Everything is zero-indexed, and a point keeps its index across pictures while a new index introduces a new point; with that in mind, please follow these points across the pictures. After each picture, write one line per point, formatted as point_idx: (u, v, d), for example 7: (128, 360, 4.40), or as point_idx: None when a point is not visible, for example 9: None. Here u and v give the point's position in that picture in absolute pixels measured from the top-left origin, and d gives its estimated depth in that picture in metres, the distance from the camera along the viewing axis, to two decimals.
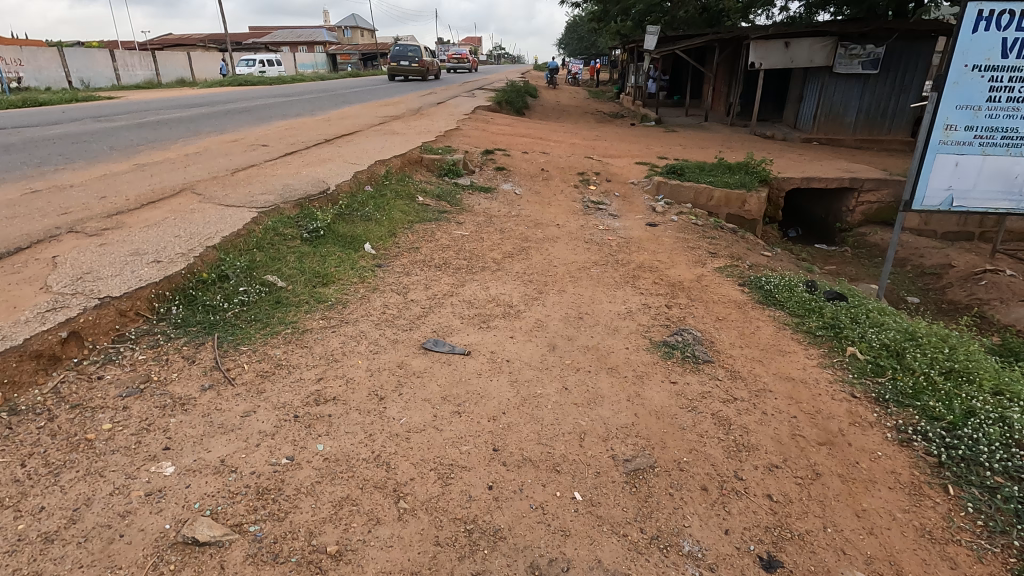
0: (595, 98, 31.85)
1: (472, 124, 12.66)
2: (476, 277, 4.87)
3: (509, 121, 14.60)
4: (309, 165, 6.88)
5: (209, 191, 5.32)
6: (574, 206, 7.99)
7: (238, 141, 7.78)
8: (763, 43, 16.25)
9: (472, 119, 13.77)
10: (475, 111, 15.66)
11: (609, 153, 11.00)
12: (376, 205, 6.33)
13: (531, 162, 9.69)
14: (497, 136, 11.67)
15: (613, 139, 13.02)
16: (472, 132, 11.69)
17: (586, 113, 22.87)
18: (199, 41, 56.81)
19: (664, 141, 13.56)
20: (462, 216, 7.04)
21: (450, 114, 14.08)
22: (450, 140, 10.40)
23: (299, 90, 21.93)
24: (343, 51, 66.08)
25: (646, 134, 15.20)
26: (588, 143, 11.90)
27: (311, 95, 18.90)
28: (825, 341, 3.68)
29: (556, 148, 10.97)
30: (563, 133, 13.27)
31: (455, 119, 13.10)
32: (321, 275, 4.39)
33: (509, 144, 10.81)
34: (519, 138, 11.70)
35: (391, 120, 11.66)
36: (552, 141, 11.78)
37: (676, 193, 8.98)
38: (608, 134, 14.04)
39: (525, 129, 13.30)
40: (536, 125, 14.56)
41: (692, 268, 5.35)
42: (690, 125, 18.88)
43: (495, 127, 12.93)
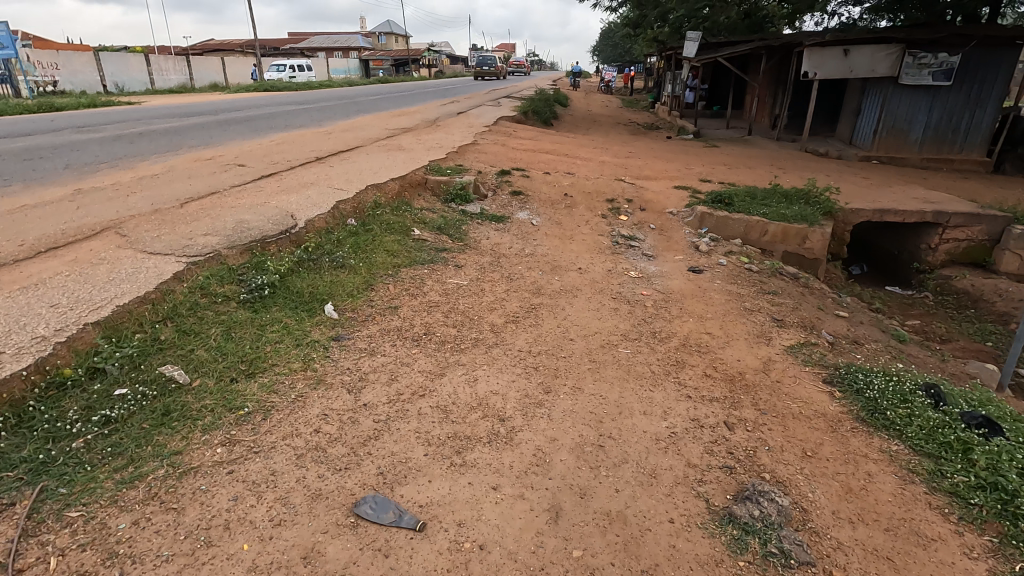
0: (630, 107, 30.44)
1: (490, 139, 11.48)
2: (464, 360, 3.65)
3: (532, 134, 13.40)
4: (283, 191, 5.79)
5: (138, 232, 4.25)
6: (599, 243, 6.73)
7: (211, 160, 6.75)
8: (817, 51, 14.68)
9: (492, 132, 12.58)
10: (498, 122, 14.51)
11: (643, 175, 9.66)
12: (356, 246, 5.18)
13: (552, 185, 8.46)
14: (517, 152, 10.46)
15: (648, 157, 11.65)
16: (489, 148, 10.51)
17: (618, 125, 21.52)
18: (235, 46, 57.33)
19: (706, 159, 12.11)
20: (463, 256, 5.86)
21: (469, 126, 12.95)
22: (462, 158, 9.25)
23: (319, 97, 21.10)
24: (376, 57, 66.01)
25: (685, 150, 13.76)
26: (619, 162, 10.58)
27: (329, 102, 18.03)
28: (991, 523, 2.35)
29: (583, 168, 9.70)
30: (592, 149, 11.99)
31: (473, 132, 11.95)
32: (247, 361, 3.24)
33: (529, 163, 9.60)
34: (542, 155, 10.46)
35: (400, 133, 10.56)
36: (578, 159, 10.51)
37: (723, 227, 7.62)
38: (641, 150, 12.68)
39: (550, 143, 12.05)
40: (563, 138, 13.29)
41: (754, 350, 4.00)
42: (732, 139, 17.36)
43: (515, 142, 11.73)
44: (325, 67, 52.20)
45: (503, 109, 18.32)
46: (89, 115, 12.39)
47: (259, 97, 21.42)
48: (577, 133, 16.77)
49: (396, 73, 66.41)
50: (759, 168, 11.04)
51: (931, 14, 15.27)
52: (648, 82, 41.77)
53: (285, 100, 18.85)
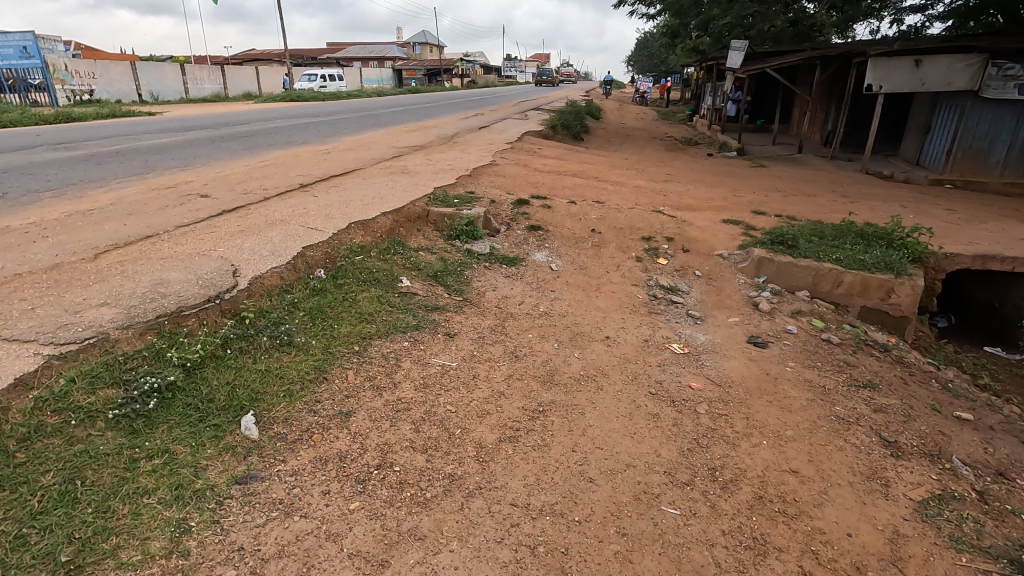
0: (667, 119, 28.92)
1: (511, 159, 10.31)
2: (422, 529, 2.40)
3: (560, 152, 12.16)
4: (240, 234, 4.71)
5: (10, 303, 3.19)
6: (632, 298, 5.45)
7: (171, 189, 5.74)
8: (885, 61, 13.08)
9: (515, 150, 11.39)
10: (523, 138, 13.32)
11: (684, 204, 8.32)
12: (315, 313, 4.01)
13: (578, 217, 7.21)
14: (539, 175, 9.25)
15: (689, 180, 10.28)
16: (509, 170, 9.34)
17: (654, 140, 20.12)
18: (273, 56, 57.90)
19: (756, 183, 10.64)
20: (461, 318, 4.66)
21: (490, 143, 11.79)
22: (475, 182, 8.10)
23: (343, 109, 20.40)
24: (410, 67, 65.89)
25: (731, 170, 12.32)
26: (656, 188, 9.25)
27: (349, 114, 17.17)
28: None
29: (614, 196, 8.42)
30: (626, 170, 10.68)
31: (493, 151, 10.77)
32: (75, 544, 2.08)
33: (553, 189, 8.38)
34: (568, 178, 9.23)
35: (410, 152, 9.47)
36: (609, 183, 9.22)
37: (786, 275, 6.22)
38: (682, 171, 11.28)
39: (578, 164, 10.79)
40: (593, 157, 12.01)
41: (867, 512, 2.64)
42: (781, 158, 15.79)
43: (539, 162, 10.52)
44: (359, 77, 52.27)
45: (530, 123, 17.16)
46: (92, 129, 11.80)
47: (282, 107, 20.84)
48: (609, 150, 15.48)
49: (428, 83, 66.23)
50: (820, 196, 9.53)
51: (1016, 22, 13.45)
52: (686, 94, 40.09)
53: (305, 112, 18.13)
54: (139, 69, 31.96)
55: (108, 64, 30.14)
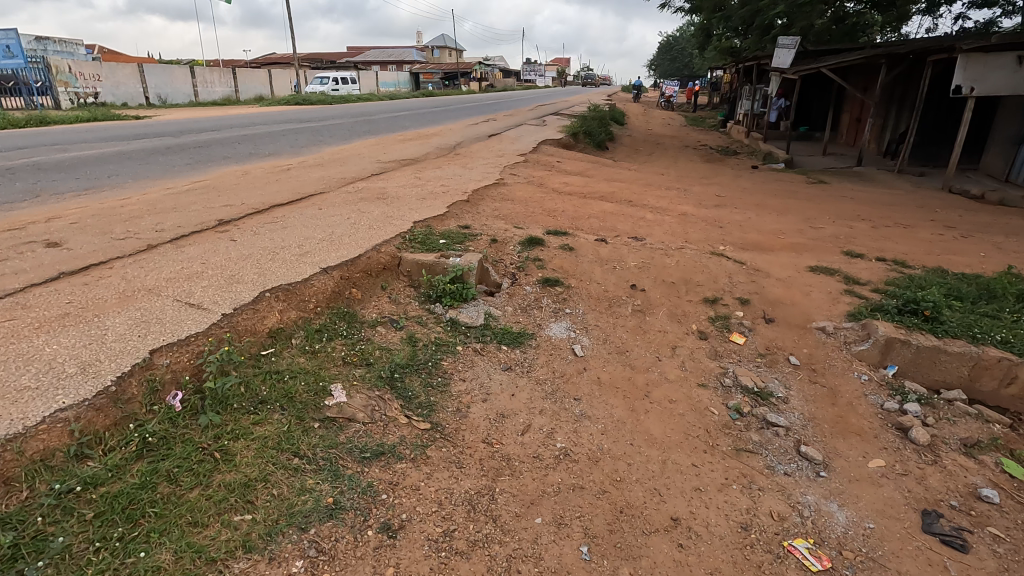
0: (697, 126, 26.84)
1: (522, 177, 8.34)
2: None
3: (582, 165, 10.14)
4: (54, 326, 2.84)
5: None
6: (701, 417, 3.44)
7: (13, 234, 3.91)
8: (979, 58, 10.80)
9: (527, 164, 9.42)
10: (539, 148, 11.38)
11: (749, 243, 6.28)
12: (113, 512, 2.08)
13: (609, 265, 5.21)
14: (558, 200, 7.27)
15: (745, 203, 8.20)
16: (519, 192, 7.37)
17: (687, 149, 18.03)
18: (290, 60, 56.70)
19: (829, 207, 8.51)
20: (417, 479, 2.70)
21: (500, 155, 9.87)
22: (472, 212, 6.17)
23: (344, 113, 18.63)
24: (428, 71, 64.42)
25: (789, 188, 10.19)
26: (707, 217, 7.20)
27: (346, 119, 15.41)
28: None
29: (656, 230, 6.40)
30: (665, 191, 8.63)
31: (502, 165, 8.84)
32: None
33: (574, 222, 6.41)
34: (593, 204, 7.24)
35: (397, 168, 7.59)
36: (645, 210, 7.21)
37: (928, 366, 4.13)
38: (732, 191, 9.20)
39: (605, 182, 8.77)
40: (622, 172, 9.97)
41: None
42: (840, 172, 13.61)
43: (559, 179, 8.53)
44: (374, 81, 50.77)
45: (548, 130, 15.15)
46: (31, 135, 10.08)
47: (276, 110, 19.04)
48: (639, 162, 13.47)
49: (446, 86, 64.76)
50: (920, 229, 7.40)
51: None
52: (712, 99, 37.78)
53: (297, 116, 16.28)
54: (146, 72, 30.61)
55: (113, 67, 28.78)
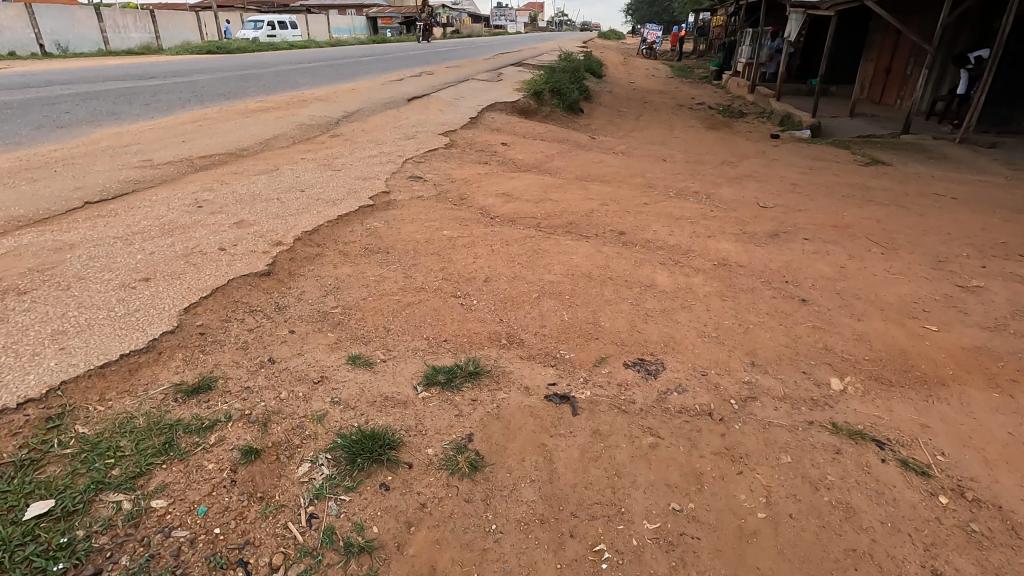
0: (686, 78, 23.04)
1: (429, 185, 4.75)
2: None
3: (540, 149, 6.52)
4: None
5: None
6: None
7: None
8: None
9: (449, 152, 5.77)
10: (480, 119, 7.69)
11: (884, 363, 2.90)
12: None
13: (581, 540, 1.76)
14: (482, 242, 3.72)
15: (812, 227, 4.79)
16: (406, 229, 3.80)
17: (681, 110, 14.39)
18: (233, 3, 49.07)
19: (942, 226, 5.16)
20: None
21: (411, 135, 6.20)
22: (255, 317, 2.60)
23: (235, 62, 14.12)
24: (386, 15, 57.80)
25: (853, 182, 6.78)
26: (767, 275, 3.76)
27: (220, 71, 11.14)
28: None
29: (679, 337, 2.96)
30: (674, 201, 5.14)
31: (402, 160, 5.22)
32: None
33: (504, 321, 2.92)
34: (552, 251, 3.74)
35: (172, 183, 3.91)
36: (649, 263, 3.74)
37: None
38: (777, 195, 5.76)
39: (577, 187, 5.20)
40: (602, 161, 6.38)
41: None
42: (891, 144, 10.27)
43: (496, 185, 4.94)
44: (325, 25, 44.27)
45: (501, 87, 11.30)
46: None
47: (148, 58, 14.34)
48: (623, 134, 9.89)
49: (406, 32, 58.41)
50: None
51: None
52: (698, 45, 33.56)
53: (155, 67, 11.87)
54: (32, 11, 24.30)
55: None
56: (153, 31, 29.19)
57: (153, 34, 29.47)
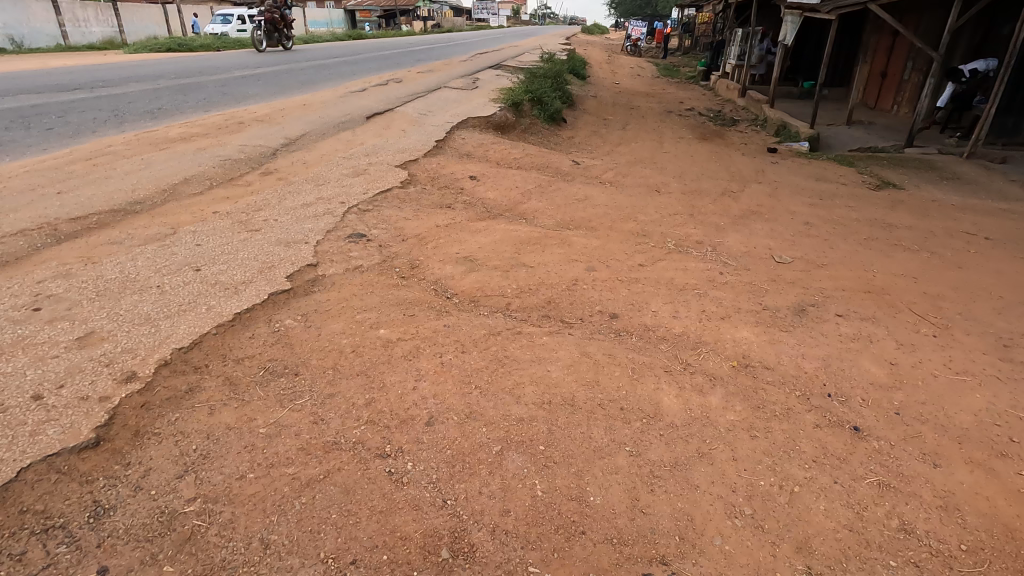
0: (672, 78, 22.24)
1: (373, 246, 3.81)
2: None
3: (515, 183, 5.60)
4: None
5: None
6: None
7: None
8: None
9: (405, 194, 4.83)
10: (447, 141, 6.73)
11: (987, 557, 2.05)
12: None
13: None
14: (431, 347, 2.80)
15: (840, 293, 3.96)
16: (329, 327, 2.87)
17: (669, 117, 13.53)
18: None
19: (987, 285, 4.38)
20: None
21: (361, 169, 5.24)
22: (46, 547, 1.65)
23: (184, 64, 12.85)
24: (364, 8, 55.96)
25: (870, 216, 5.98)
26: (803, 384, 2.90)
27: (159, 77, 9.96)
28: None
29: (698, 521, 2.08)
30: (674, 258, 4.26)
31: (343, 209, 4.26)
32: None
33: (448, 505, 2.01)
34: (522, 356, 2.84)
35: (11, 268, 2.90)
36: (651, 372, 2.85)
37: None
38: (790, 242, 4.93)
39: (557, 241, 4.29)
40: (587, 197, 5.47)
41: None
42: (897, 160, 9.52)
43: (459, 243, 4.01)
44: (299, 19, 42.30)
45: (475, 96, 10.33)
46: None
47: (86, 60, 12.93)
48: (609, 151, 9.01)
49: (384, 25, 56.70)
50: None
51: None
52: (683, 41, 32.71)
53: (86, 72, 10.61)
54: None
55: None
56: (117, 24, 26.97)
57: (116, 27, 27.15)
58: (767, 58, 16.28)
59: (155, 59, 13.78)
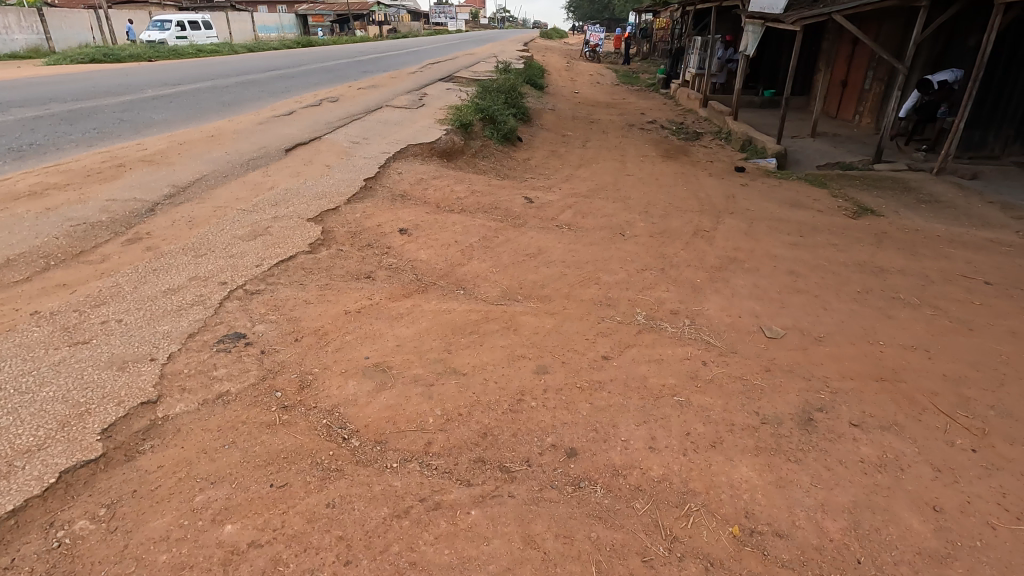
0: (632, 86, 21.75)
1: (250, 355, 2.85)
2: None
3: (455, 235, 4.71)
4: None
5: None
6: None
7: None
8: None
9: (313, 262, 3.89)
10: (380, 180, 5.81)
11: None
12: None
13: None
14: (297, 555, 1.88)
15: (850, 386, 3.19)
16: (145, 528, 1.91)
17: (631, 131, 12.88)
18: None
19: (1007, 356, 3.72)
20: None
21: (262, 227, 4.26)
22: None
23: (93, 80, 11.48)
24: (317, 12, 53.93)
25: (857, 258, 5.33)
26: (831, 564, 2.10)
27: (52, 100, 8.64)
28: None
29: None
30: (647, 341, 3.44)
31: (224, 294, 3.30)
32: None
33: None
34: (435, 556, 1.94)
35: None
36: (622, 568, 1.99)
37: None
38: (777, 304, 4.18)
39: (500, 326, 3.42)
40: (540, 251, 4.62)
41: None
42: (869, 179, 9.04)
43: (370, 340, 3.10)
44: (246, 24, 40.25)
45: (420, 116, 9.38)
46: None
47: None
48: (567, 178, 8.23)
49: (338, 31, 54.92)
50: None
51: None
52: (640, 47, 32.40)
53: None
54: None
55: None
56: (43, 31, 24.51)
57: (43, 35, 24.65)
58: (727, 66, 15.83)
59: (63, 76, 12.33)
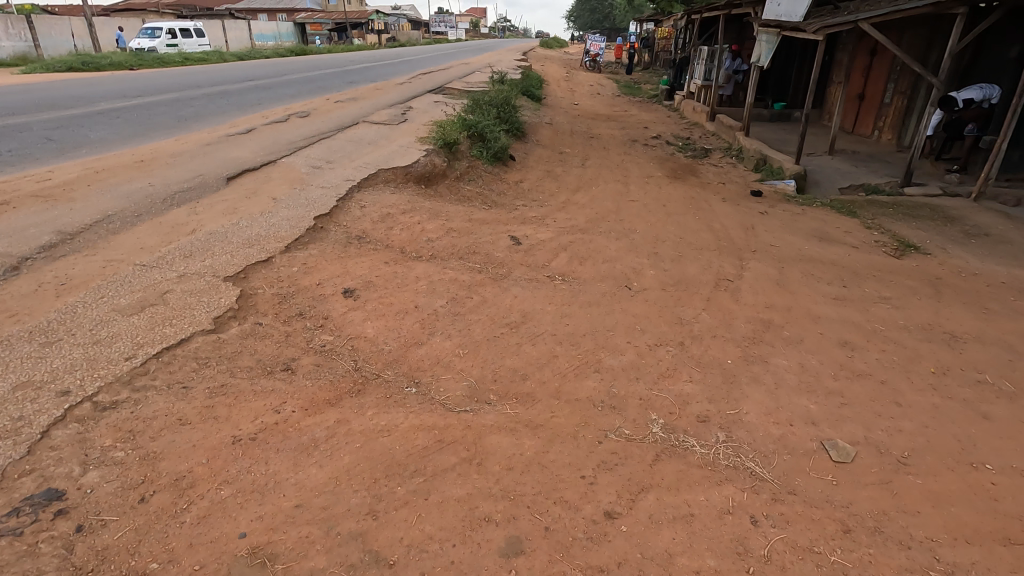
0: (634, 97, 20.82)
1: (52, 540, 1.82)
2: None
3: (419, 295, 3.71)
4: None
5: None
6: None
7: None
8: None
9: (212, 349, 2.86)
10: (334, 217, 4.80)
11: None
12: None
13: None
14: None
15: (971, 562, 2.17)
16: None
17: (635, 147, 11.90)
18: (142, 6, 42.80)
19: None
20: None
21: (159, 293, 3.24)
22: None
23: (47, 91, 10.48)
24: (314, 20, 53.18)
25: (919, 319, 4.32)
26: None
27: None
28: None
29: None
30: (668, 480, 2.41)
31: (57, 416, 2.28)
32: None
33: None
34: None
35: None
36: None
37: None
38: (836, 400, 3.16)
39: (459, 456, 2.40)
40: (524, 320, 3.61)
41: None
42: (903, 206, 8.04)
43: (259, 494, 2.08)
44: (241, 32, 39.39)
45: (400, 132, 8.39)
46: None
47: None
48: (563, 205, 7.23)
49: (336, 39, 54.19)
50: None
51: None
52: (642, 56, 31.56)
53: None
54: None
55: None
56: (32, 38, 23.46)
57: (31, 41, 23.60)
58: (735, 77, 14.87)
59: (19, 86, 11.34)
